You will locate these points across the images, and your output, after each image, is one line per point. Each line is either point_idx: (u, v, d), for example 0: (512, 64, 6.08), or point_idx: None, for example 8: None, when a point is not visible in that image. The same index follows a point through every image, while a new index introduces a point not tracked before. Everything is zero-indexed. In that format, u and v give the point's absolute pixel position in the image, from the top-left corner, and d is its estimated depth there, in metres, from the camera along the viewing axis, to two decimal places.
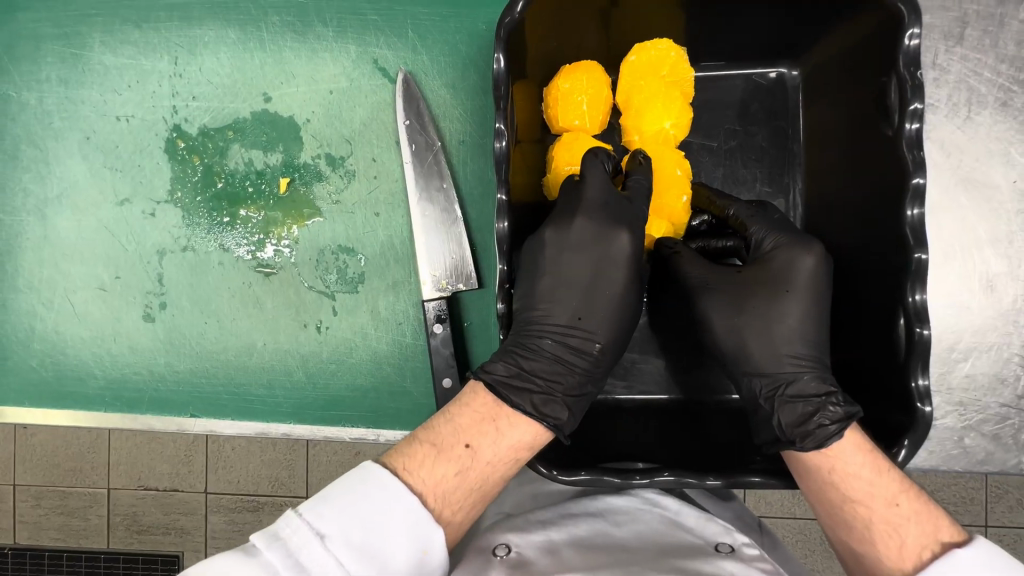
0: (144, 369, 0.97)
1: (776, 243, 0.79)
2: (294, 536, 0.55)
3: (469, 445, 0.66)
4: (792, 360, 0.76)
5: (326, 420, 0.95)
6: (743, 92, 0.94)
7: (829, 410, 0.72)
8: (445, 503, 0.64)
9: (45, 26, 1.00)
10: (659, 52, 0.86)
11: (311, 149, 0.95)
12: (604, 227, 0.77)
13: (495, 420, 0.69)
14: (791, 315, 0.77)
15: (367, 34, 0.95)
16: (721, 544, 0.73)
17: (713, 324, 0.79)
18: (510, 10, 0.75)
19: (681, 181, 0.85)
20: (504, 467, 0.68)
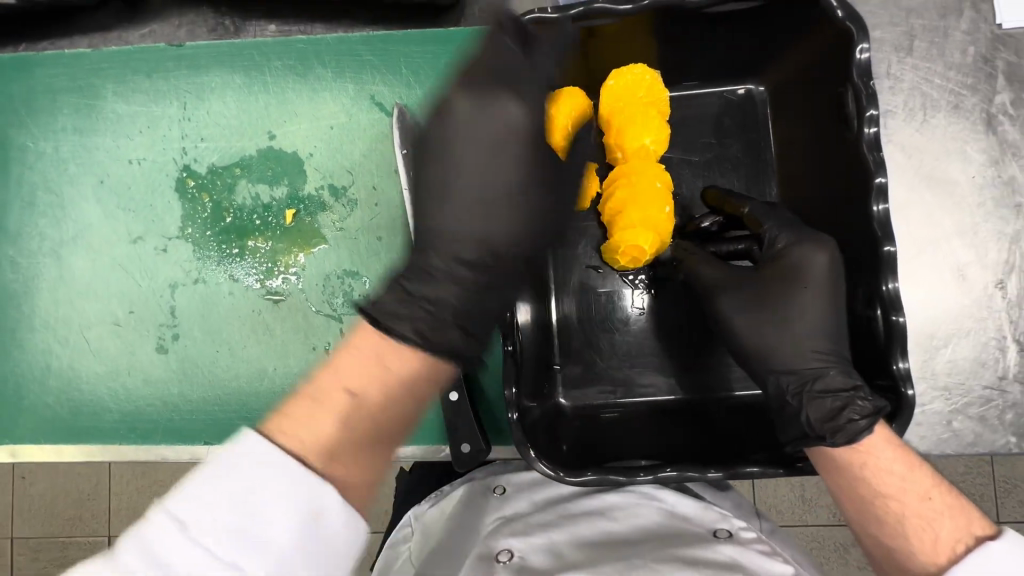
0: (158, 401, 1.00)
1: (787, 243, 0.84)
2: (155, 533, 0.51)
3: (352, 392, 0.61)
4: (815, 355, 0.80)
5: None
6: (716, 108, 1.01)
7: (859, 404, 0.72)
8: (322, 454, 0.58)
9: (60, 81, 1.07)
10: (635, 76, 0.93)
11: (314, 181, 1.01)
12: (486, 110, 0.70)
13: (375, 364, 0.63)
14: (811, 315, 0.81)
15: (364, 73, 1.02)
16: (720, 530, 0.73)
17: (735, 322, 0.84)
18: None
19: (662, 193, 0.93)
20: (399, 404, 0.64)
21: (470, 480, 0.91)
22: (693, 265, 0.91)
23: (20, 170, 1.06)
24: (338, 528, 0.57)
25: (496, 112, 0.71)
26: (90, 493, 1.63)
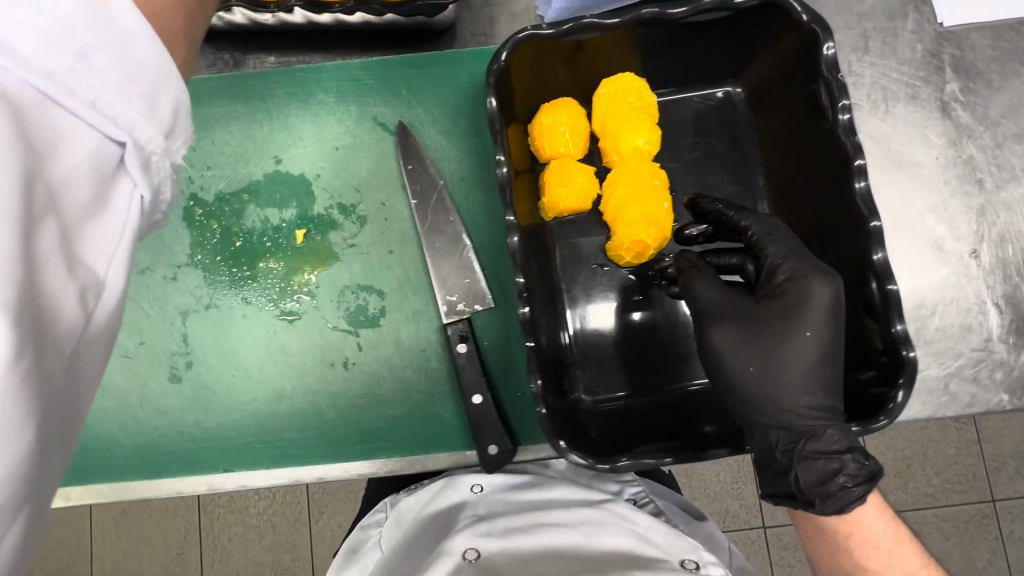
0: (173, 432, 0.98)
1: (787, 282, 0.86)
2: None
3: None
4: (812, 409, 0.82)
5: (361, 456, 0.97)
6: (699, 110, 1.08)
7: (851, 467, 0.79)
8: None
9: None
10: (623, 83, 1.00)
11: (323, 201, 1.03)
12: None
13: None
14: (812, 366, 0.83)
15: (365, 95, 1.06)
16: (687, 561, 0.77)
17: (728, 360, 0.86)
18: (495, 60, 0.89)
19: (660, 189, 0.98)
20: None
21: (453, 479, 0.94)
22: (691, 280, 0.90)
23: None
24: (136, 28, 0.44)
25: None
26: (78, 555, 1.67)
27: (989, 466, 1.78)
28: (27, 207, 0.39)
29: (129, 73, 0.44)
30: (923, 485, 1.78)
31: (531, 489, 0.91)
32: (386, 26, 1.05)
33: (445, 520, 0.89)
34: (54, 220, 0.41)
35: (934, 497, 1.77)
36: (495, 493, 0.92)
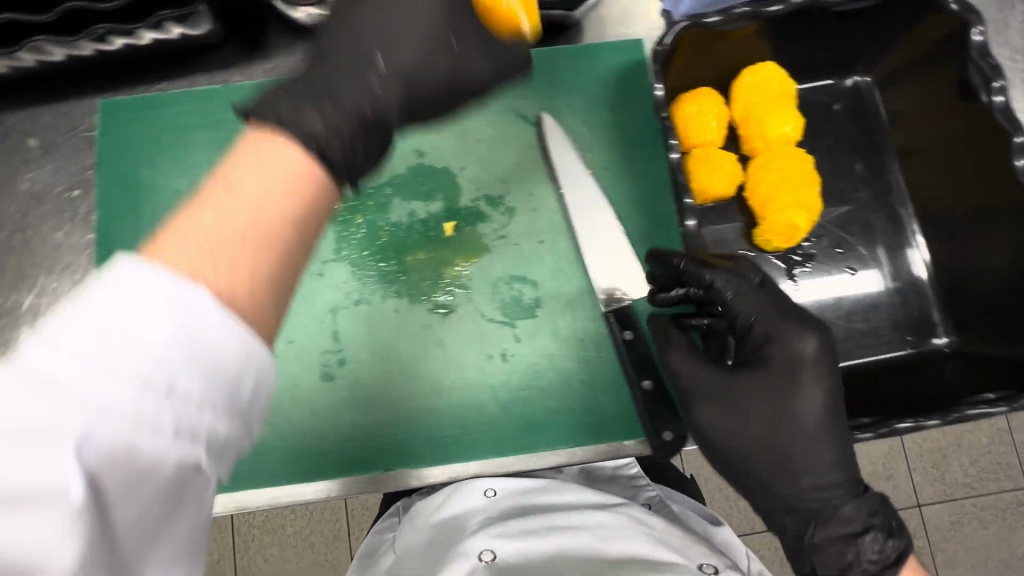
0: (330, 432, 0.96)
1: (759, 369, 0.83)
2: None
3: (221, 181, 0.51)
4: (818, 487, 0.79)
5: (523, 449, 0.96)
6: (828, 99, 1.11)
7: (865, 558, 0.74)
8: (202, 251, 0.47)
9: (192, 118, 1.06)
10: (766, 71, 1.02)
11: (470, 193, 1.03)
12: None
13: (254, 147, 0.54)
14: (817, 456, 0.79)
15: (504, 88, 1.07)
16: (705, 565, 0.76)
17: (742, 445, 0.82)
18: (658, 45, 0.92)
19: (810, 173, 1.00)
20: (281, 205, 0.51)
21: (465, 483, 0.92)
22: (665, 348, 0.88)
23: (156, 209, 1.03)
24: (210, 314, 0.46)
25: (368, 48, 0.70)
26: None
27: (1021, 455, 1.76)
28: (84, 477, 0.40)
29: (214, 375, 0.46)
30: (960, 475, 1.74)
31: (546, 493, 0.91)
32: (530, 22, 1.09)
33: (458, 524, 0.88)
34: (102, 482, 0.41)
35: (970, 487, 1.74)
36: (510, 497, 0.91)
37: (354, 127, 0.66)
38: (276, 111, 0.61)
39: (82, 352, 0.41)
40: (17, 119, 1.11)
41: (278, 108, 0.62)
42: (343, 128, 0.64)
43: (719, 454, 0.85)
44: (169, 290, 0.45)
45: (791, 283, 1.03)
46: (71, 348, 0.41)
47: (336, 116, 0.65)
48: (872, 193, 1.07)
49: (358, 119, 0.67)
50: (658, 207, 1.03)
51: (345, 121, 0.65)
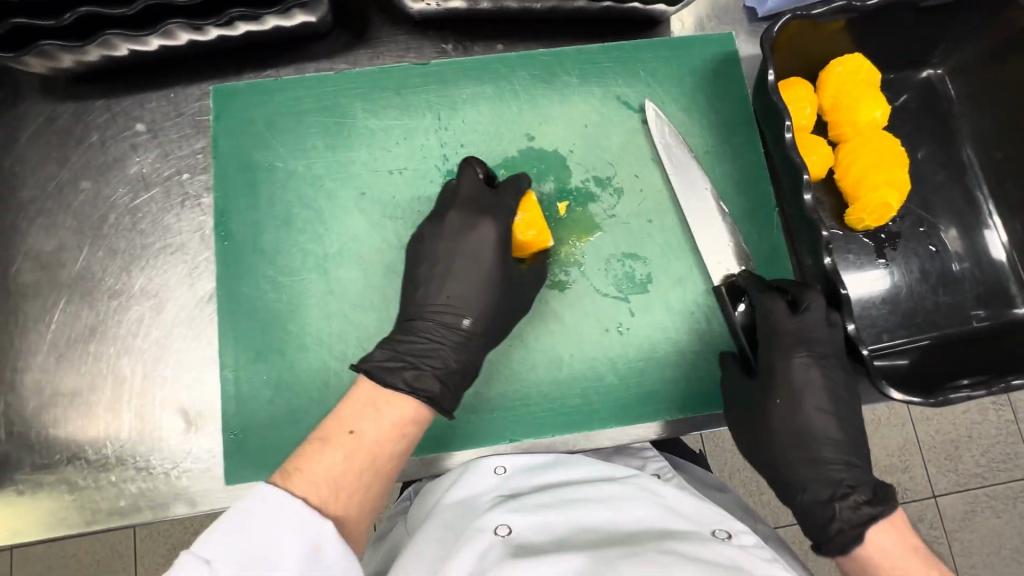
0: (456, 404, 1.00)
1: (778, 378, 0.91)
2: (184, 566, 0.66)
3: (353, 430, 0.81)
4: (826, 462, 0.89)
5: (642, 418, 1.00)
6: (905, 88, 1.18)
7: (846, 517, 0.84)
8: (336, 490, 0.77)
9: (305, 102, 1.08)
10: (854, 60, 1.07)
11: (579, 175, 1.07)
12: (470, 215, 0.96)
13: (375, 406, 0.85)
14: (818, 446, 0.89)
15: (605, 78, 1.12)
16: (718, 531, 0.80)
17: (772, 432, 0.91)
18: (768, 33, 1.00)
19: (900, 154, 1.06)
20: (392, 441, 0.83)
21: (475, 463, 0.94)
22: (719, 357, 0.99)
23: (272, 190, 1.05)
24: (341, 555, 0.72)
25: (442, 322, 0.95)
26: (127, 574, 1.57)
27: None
28: None
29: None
30: (972, 465, 1.73)
31: (554, 470, 0.92)
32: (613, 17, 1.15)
33: (469, 503, 0.88)
34: None
35: (982, 477, 1.73)
36: (518, 474, 0.92)
37: (450, 375, 0.92)
38: (409, 364, 0.90)
39: (250, 563, 0.68)
40: (124, 104, 1.12)
41: (406, 366, 0.89)
42: (449, 381, 0.92)
43: (748, 444, 0.95)
44: (297, 516, 0.72)
45: (881, 262, 1.09)
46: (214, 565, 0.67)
47: (445, 356, 0.92)
48: (950, 174, 1.15)
49: (456, 369, 0.93)
50: (758, 189, 1.09)
51: (444, 375, 0.91)
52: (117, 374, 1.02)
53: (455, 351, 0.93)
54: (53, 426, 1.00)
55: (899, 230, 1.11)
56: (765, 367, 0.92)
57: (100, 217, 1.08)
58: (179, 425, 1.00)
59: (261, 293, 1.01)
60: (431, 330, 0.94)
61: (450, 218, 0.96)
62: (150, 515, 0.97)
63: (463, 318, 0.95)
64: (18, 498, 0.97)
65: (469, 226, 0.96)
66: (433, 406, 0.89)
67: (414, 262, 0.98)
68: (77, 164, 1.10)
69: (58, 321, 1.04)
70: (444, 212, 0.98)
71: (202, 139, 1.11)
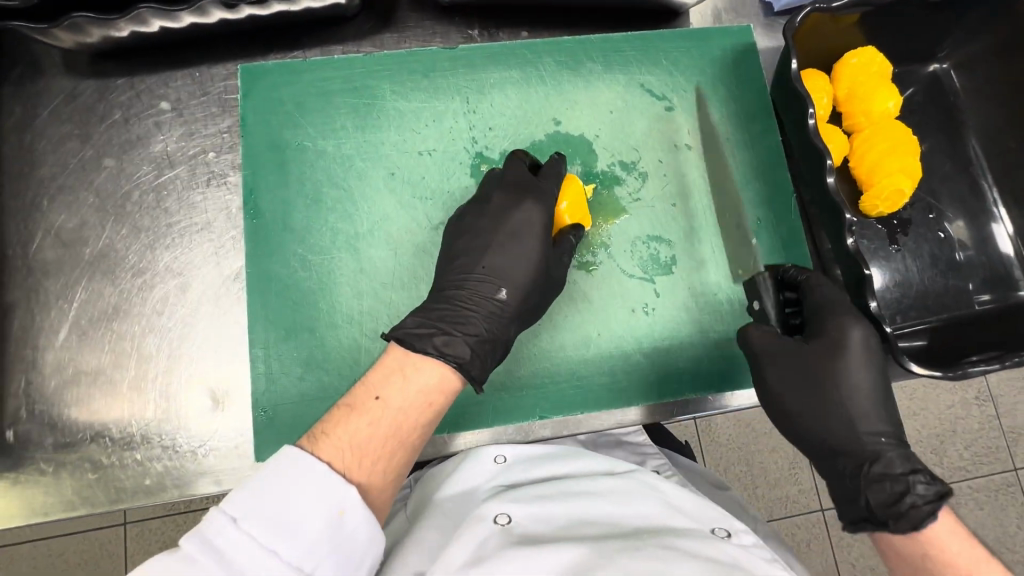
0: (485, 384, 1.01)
1: (840, 342, 0.90)
2: (209, 523, 0.67)
3: (379, 397, 0.81)
4: (873, 437, 0.87)
5: (668, 396, 1.02)
6: (913, 82, 1.23)
7: (917, 491, 0.79)
8: (360, 455, 0.77)
9: (334, 83, 1.09)
10: (869, 54, 1.12)
11: (605, 159, 1.09)
12: (512, 193, 0.98)
13: (403, 373, 0.84)
14: (875, 418, 0.87)
15: (630, 66, 1.14)
16: (718, 529, 0.80)
17: (823, 398, 0.90)
18: (790, 23, 1.04)
19: (912, 143, 1.11)
20: (416, 411, 0.83)
21: (475, 452, 0.95)
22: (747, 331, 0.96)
23: (301, 169, 1.05)
24: (360, 523, 0.72)
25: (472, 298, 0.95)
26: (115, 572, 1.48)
27: (1009, 438, 1.78)
28: None
29: (345, 549, 0.71)
30: (956, 458, 1.77)
31: (554, 462, 0.94)
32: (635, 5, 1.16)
33: (470, 493, 0.89)
34: None
35: (966, 470, 1.76)
36: (517, 464, 0.94)
37: (482, 345, 0.92)
38: (443, 329, 0.89)
39: (274, 524, 0.68)
40: (148, 82, 1.11)
41: (440, 332, 0.89)
42: (481, 350, 0.92)
43: (796, 414, 0.92)
44: (320, 480, 0.72)
45: (894, 248, 1.13)
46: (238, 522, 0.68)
47: (478, 324, 0.92)
48: (956, 164, 1.20)
49: (487, 339, 0.93)
50: (777, 175, 1.12)
51: (476, 343, 0.91)
52: (142, 352, 1.01)
53: (489, 320, 0.93)
54: (76, 404, 0.99)
55: (910, 217, 1.16)
56: (817, 331, 0.92)
57: (123, 195, 1.07)
58: (206, 404, 0.99)
59: (291, 271, 1.01)
60: (464, 301, 0.94)
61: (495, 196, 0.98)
62: (176, 495, 0.95)
63: (496, 291, 0.95)
64: (41, 477, 0.95)
65: (509, 201, 0.98)
66: (462, 372, 0.88)
67: (452, 237, 0.99)
68: (99, 141, 1.09)
69: (80, 299, 1.03)
70: (490, 195, 0.99)
71: (228, 118, 1.10)
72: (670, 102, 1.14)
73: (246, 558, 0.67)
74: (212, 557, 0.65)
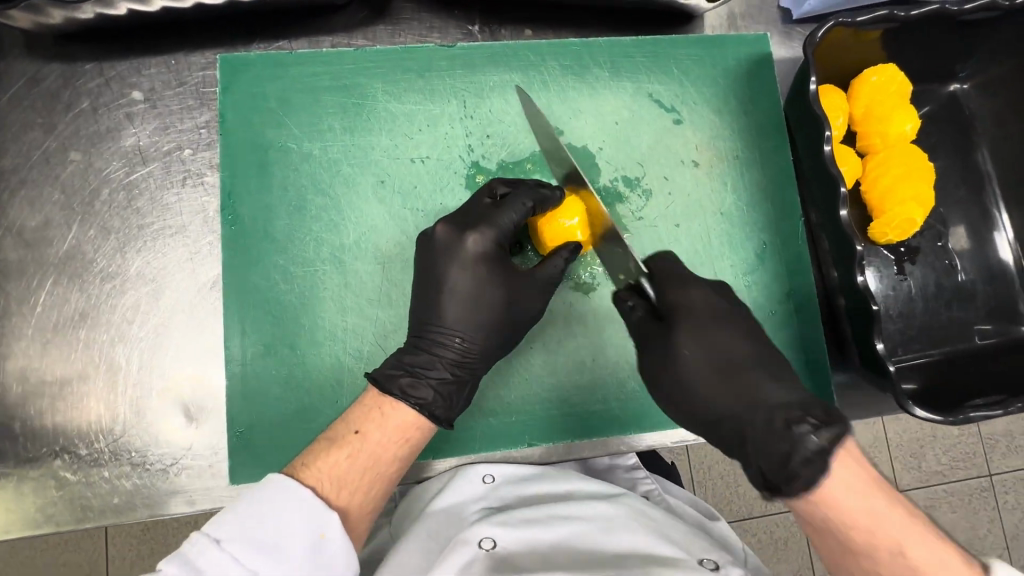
0: (474, 407, 0.98)
1: (683, 310, 0.85)
2: (192, 548, 0.63)
3: (359, 431, 0.78)
4: (764, 402, 0.76)
5: (662, 426, 0.99)
6: (933, 101, 1.18)
7: (806, 445, 0.69)
8: (339, 486, 0.73)
9: (323, 79, 1.02)
10: (889, 72, 1.06)
11: (608, 173, 1.04)
12: (460, 225, 0.91)
13: (381, 408, 0.81)
14: (749, 370, 0.80)
15: (638, 73, 1.08)
16: (705, 561, 0.77)
17: (690, 373, 0.83)
18: (811, 39, 0.98)
19: (926, 169, 1.06)
20: (394, 447, 0.80)
21: (464, 469, 0.91)
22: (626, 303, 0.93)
23: (285, 172, 0.99)
24: (341, 550, 0.68)
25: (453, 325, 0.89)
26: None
27: (985, 444, 1.67)
28: None
29: None
30: (933, 462, 1.65)
31: (543, 482, 0.90)
32: (645, 6, 1.08)
33: (455, 510, 0.85)
34: None
35: (944, 473, 1.65)
36: (508, 484, 0.90)
37: (448, 385, 0.87)
38: (407, 372, 0.85)
39: (257, 549, 0.64)
40: (119, 68, 1.02)
41: (404, 373, 0.85)
42: (446, 391, 0.87)
43: (671, 399, 0.85)
44: (307, 508, 0.68)
45: (900, 276, 1.09)
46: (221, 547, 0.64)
47: (443, 367, 0.87)
48: (969, 189, 1.16)
49: (452, 379, 0.88)
50: (786, 198, 1.07)
51: (442, 384, 0.87)
52: (112, 363, 0.95)
53: (454, 360, 0.88)
54: (40, 417, 0.93)
55: (920, 244, 1.12)
56: (665, 306, 0.87)
57: (91, 192, 1.00)
58: (180, 421, 0.94)
59: (272, 283, 0.96)
60: (428, 343, 0.89)
61: (438, 233, 0.89)
62: (146, 514, 0.91)
63: (457, 337, 0.89)
64: (6, 494, 0.90)
65: (470, 234, 0.89)
66: (424, 414, 0.83)
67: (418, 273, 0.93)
68: (65, 132, 1.01)
69: (44, 304, 0.97)
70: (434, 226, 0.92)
71: (206, 112, 1.03)
72: (678, 114, 1.08)
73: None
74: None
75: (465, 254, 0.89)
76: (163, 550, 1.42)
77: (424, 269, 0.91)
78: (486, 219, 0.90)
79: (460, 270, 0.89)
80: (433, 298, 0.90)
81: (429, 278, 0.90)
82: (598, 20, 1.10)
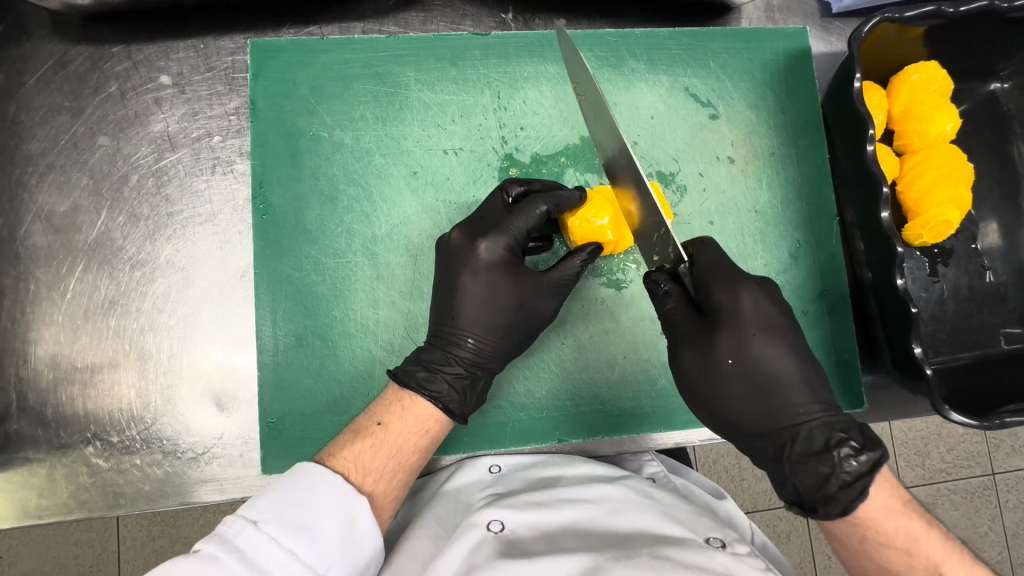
0: (502, 402, 0.98)
1: (730, 316, 0.80)
2: (228, 527, 0.63)
3: (381, 422, 0.79)
4: (809, 416, 0.76)
5: (692, 423, 0.99)
6: (970, 100, 1.15)
7: (844, 469, 0.71)
8: (366, 474, 0.74)
9: (354, 67, 1.00)
10: (931, 69, 1.03)
11: (643, 168, 1.02)
12: (478, 227, 0.90)
13: (401, 401, 0.82)
14: (789, 391, 0.77)
15: (675, 65, 1.05)
16: (712, 539, 0.75)
17: (724, 383, 0.79)
18: (856, 33, 0.96)
19: (965, 168, 1.04)
20: (416, 437, 0.80)
21: (470, 460, 0.93)
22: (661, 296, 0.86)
23: (316, 162, 0.97)
24: (370, 531, 0.69)
25: (479, 321, 0.88)
26: (96, 561, 1.41)
27: (991, 443, 1.66)
28: None
29: (359, 558, 0.68)
30: (937, 460, 1.64)
31: (549, 468, 0.90)
32: None
33: (463, 497, 0.87)
34: None
35: (947, 472, 1.64)
36: (513, 473, 0.91)
37: (463, 380, 0.86)
38: (423, 366, 0.85)
39: (292, 528, 0.64)
40: (147, 52, 1.01)
41: (421, 367, 0.85)
42: (461, 386, 0.86)
43: (699, 404, 0.83)
44: (339, 492, 0.69)
45: (932, 278, 1.08)
46: (255, 527, 0.63)
47: (460, 362, 0.87)
48: (1004, 191, 1.14)
49: (467, 375, 0.87)
50: (823, 197, 1.05)
51: (457, 379, 0.86)
52: (142, 351, 0.95)
53: (468, 358, 0.87)
54: (71, 404, 0.93)
55: (954, 246, 1.11)
56: (709, 306, 0.81)
57: (120, 177, 0.99)
58: (211, 410, 0.94)
59: (303, 275, 0.95)
60: (443, 340, 0.88)
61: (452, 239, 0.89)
62: (176, 503, 0.91)
63: (471, 337, 0.88)
64: (38, 479, 0.91)
65: (499, 231, 0.89)
66: (441, 407, 0.83)
67: (443, 269, 0.91)
68: (93, 117, 0.99)
69: (74, 291, 0.96)
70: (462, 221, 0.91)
71: (235, 99, 1.01)
72: (714, 109, 1.06)
73: (265, 560, 0.62)
74: (231, 557, 0.61)
75: (486, 255, 0.88)
76: (174, 530, 1.42)
77: (442, 269, 0.91)
78: (507, 219, 0.89)
79: (484, 267, 0.88)
80: (459, 293, 0.89)
81: (458, 274, 0.89)
82: (633, 12, 1.09)
